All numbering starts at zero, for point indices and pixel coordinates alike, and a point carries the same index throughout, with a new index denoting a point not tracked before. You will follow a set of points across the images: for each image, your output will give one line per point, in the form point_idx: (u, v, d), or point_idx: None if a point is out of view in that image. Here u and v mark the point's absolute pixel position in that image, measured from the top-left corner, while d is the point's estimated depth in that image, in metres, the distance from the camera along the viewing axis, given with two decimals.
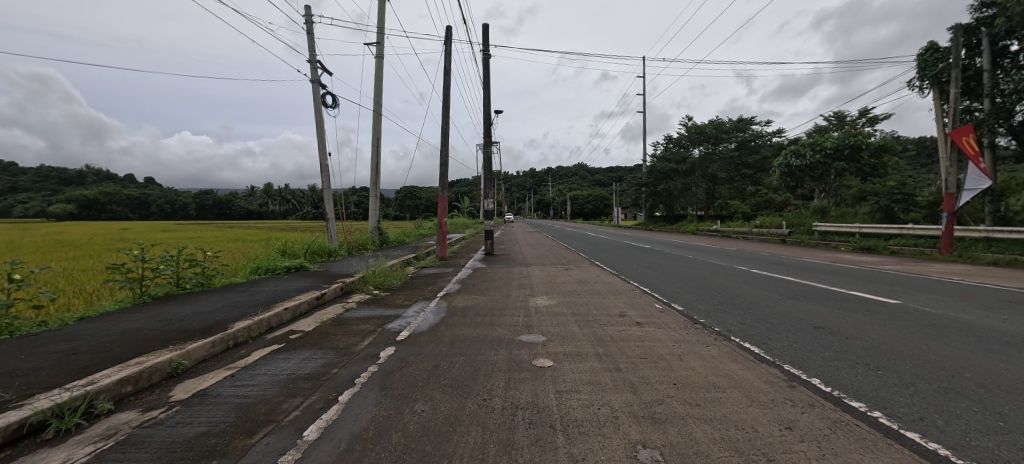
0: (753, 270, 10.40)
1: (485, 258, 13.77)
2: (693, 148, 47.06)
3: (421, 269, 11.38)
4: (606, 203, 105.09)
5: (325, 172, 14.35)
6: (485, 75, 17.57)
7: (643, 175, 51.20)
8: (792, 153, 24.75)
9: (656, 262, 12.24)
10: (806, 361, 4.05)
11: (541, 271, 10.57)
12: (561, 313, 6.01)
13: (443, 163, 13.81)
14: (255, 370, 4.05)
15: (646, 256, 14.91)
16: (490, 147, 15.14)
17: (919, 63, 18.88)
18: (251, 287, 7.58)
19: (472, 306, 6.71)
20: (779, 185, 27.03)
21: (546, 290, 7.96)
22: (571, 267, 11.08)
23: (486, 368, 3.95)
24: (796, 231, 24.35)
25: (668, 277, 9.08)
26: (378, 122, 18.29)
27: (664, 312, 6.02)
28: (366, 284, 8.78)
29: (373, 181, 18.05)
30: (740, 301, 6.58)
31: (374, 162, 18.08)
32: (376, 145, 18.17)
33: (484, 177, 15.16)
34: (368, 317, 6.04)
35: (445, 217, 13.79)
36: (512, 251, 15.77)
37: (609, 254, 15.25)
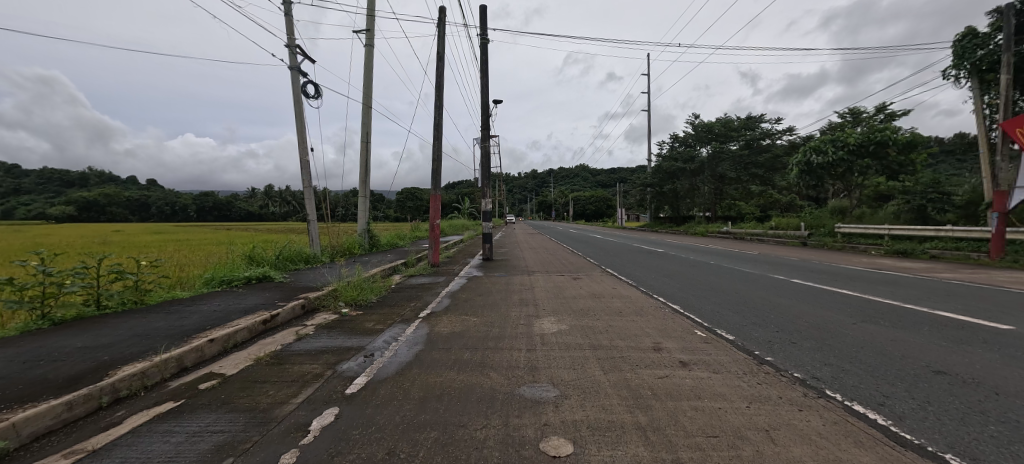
0: (794, 280, 8.89)
1: (482, 264, 12.32)
2: (701, 147, 45.39)
3: (408, 278, 9.92)
4: (608, 204, 103.34)
5: (307, 170, 12.95)
6: (484, 63, 16.10)
7: (648, 175, 49.58)
8: (812, 150, 23.20)
9: (677, 270, 10.78)
10: (972, 444, 2.58)
11: (546, 281, 9.07)
12: (577, 347, 4.52)
13: (435, 158, 12.38)
14: (107, 456, 2.59)
15: (660, 261, 13.49)
16: (488, 140, 13.66)
17: (956, 50, 17.30)
18: (190, 306, 6.15)
19: (459, 333, 5.23)
20: (796, 184, 25.46)
21: (553, 306, 6.51)
22: (580, 276, 9.61)
23: (466, 458, 2.47)
24: (817, 234, 22.81)
25: (700, 290, 7.60)
26: (368, 116, 16.87)
27: (712, 344, 4.55)
28: (335, 301, 6.94)
29: (362, 179, 16.63)
30: (805, 327, 5.11)
31: (364, 160, 16.68)
32: (365, 141, 16.76)
33: (481, 175, 13.71)
34: (321, 351, 4.56)
35: (438, 218, 12.29)
36: (513, 256, 14.32)
37: (620, 260, 13.82)
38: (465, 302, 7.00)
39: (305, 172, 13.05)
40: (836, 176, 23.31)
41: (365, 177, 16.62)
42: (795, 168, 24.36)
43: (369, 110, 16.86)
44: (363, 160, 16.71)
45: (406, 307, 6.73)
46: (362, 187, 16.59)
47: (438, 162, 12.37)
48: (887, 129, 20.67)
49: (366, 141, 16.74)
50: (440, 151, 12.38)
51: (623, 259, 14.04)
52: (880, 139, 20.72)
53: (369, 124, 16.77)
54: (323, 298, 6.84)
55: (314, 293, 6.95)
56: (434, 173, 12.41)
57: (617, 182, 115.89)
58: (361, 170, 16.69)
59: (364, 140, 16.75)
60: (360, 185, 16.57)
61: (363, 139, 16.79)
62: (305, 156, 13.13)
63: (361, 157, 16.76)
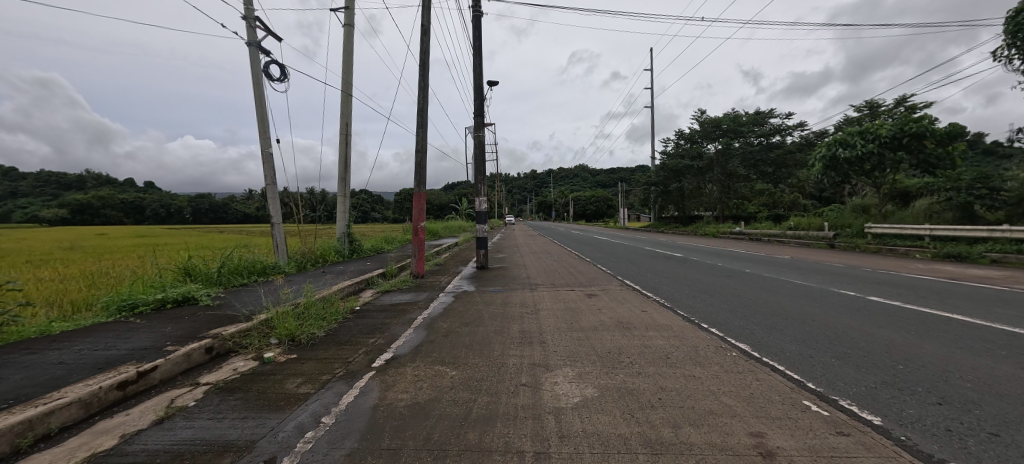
0: (869, 296, 6.96)
1: (475, 275, 10.38)
2: (708, 144, 43.40)
3: (380, 296, 7.96)
4: (609, 205, 101.34)
5: (270, 163, 10.99)
6: (476, 43, 14.15)
7: (653, 173, 47.57)
8: (838, 142, 21.18)
9: (710, 280, 8.91)
10: None
11: (553, 300, 7.09)
12: (621, 448, 2.56)
13: (419, 149, 10.46)
14: None
15: (682, 267, 11.61)
16: (482, 129, 11.73)
17: (1007, 29, 15.40)
18: (37, 352, 4.18)
19: (423, 403, 3.27)
20: (818, 181, 23.48)
21: (566, 346, 4.56)
22: (595, 292, 7.65)
23: None
24: (844, 234, 20.91)
25: (761, 316, 5.71)
26: (348, 106, 14.96)
27: (859, 441, 2.61)
28: (265, 336, 4.97)
29: (342, 176, 14.67)
30: (977, 395, 3.20)
31: (343, 154, 14.73)
32: (345, 133, 14.82)
33: (475, 169, 11.77)
34: (173, 460, 2.58)
35: (423, 220, 10.34)
36: (512, 264, 12.35)
37: (635, 266, 11.96)
38: (444, 338, 5.04)
39: (268, 167, 11.13)
40: (865, 172, 21.31)
41: (345, 174, 14.68)
42: (819, 163, 22.43)
43: (348, 98, 14.94)
44: (342, 154, 14.74)
45: (360, 347, 4.76)
46: (341, 185, 14.65)
47: (422, 153, 10.42)
48: (924, 118, 18.76)
49: (346, 133, 14.79)
50: (424, 140, 10.42)
51: (638, 265, 12.22)
52: (916, 130, 18.80)
53: (350, 114, 14.88)
54: (244, 335, 4.87)
55: (235, 325, 4.98)
56: (418, 165, 10.44)
57: (618, 182, 113.80)
58: (340, 166, 14.72)
59: (344, 133, 14.81)
60: (338, 183, 14.61)
61: (343, 130, 14.85)
62: (269, 147, 11.19)
63: (341, 151, 14.81)
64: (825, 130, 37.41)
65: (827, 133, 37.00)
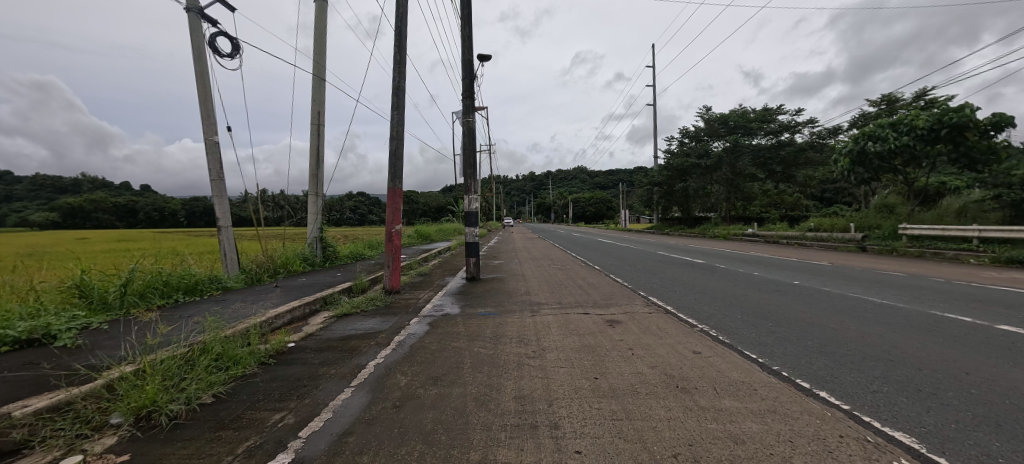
0: (1000, 326, 5.00)
1: (463, 290, 8.46)
2: (715, 142, 41.51)
3: (333, 323, 6.02)
4: (609, 206, 99.43)
5: (216, 155, 9.07)
6: (466, 18, 12.28)
7: (657, 173, 45.70)
8: (867, 136, 19.32)
9: (757, 296, 7.01)
10: None
11: (561, 333, 5.16)
12: None
13: (395, 136, 8.56)
14: None
15: (708, 275, 9.72)
16: (472, 113, 9.83)
17: None
18: None
19: None
20: (842, 178, 21.61)
21: (593, 440, 2.63)
22: (618, 319, 5.72)
23: None
24: (874, 237, 19.12)
25: (881, 366, 3.79)
26: (321, 92, 13.07)
27: None
28: (99, 413, 3.06)
29: (313, 173, 12.74)
30: None
31: (314, 147, 12.82)
32: (318, 123, 12.93)
33: (463, 161, 9.86)
34: None
35: (398, 223, 8.41)
36: (508, 275, 10.44)
37: (652, 274, 10.07)
38: (393, 413, 3.11)
39: (215, 159, 9.23)
40: (896, 169, 19.45)
41: (317, 170, 12.76)
42: (844, 159, 20.49)
43: (321, 82, 13.05)
44: (314, 147, 12.81)
45: (248, 435, 2.84)
46: (312, 183, 12.72)
47: (397, 140, 8.52)
48: (965, 108, 16.84)
49: (319, 123, 12.90)
50: (400, 124, 8.52)
51: (655, 272, 10.35)
52: (958, 121, 16.78)
53: (324, 102, 13.02)
54: (58, 416, 2.96)
55: (47, 397, 3.05)
56: (392, 155, 8.53)
57: (618, 183, 111.98)
58: (311, 161, 12.79)
59: (316, 123, 12.91)
60: (309, 180, 12.68)
61: (315, 119, 12.96)
62: (216, 136, 9.30)
63: (312, 144, 12.88)
64: (838, 127, 35.56)
65: (841, 129, 35.14)
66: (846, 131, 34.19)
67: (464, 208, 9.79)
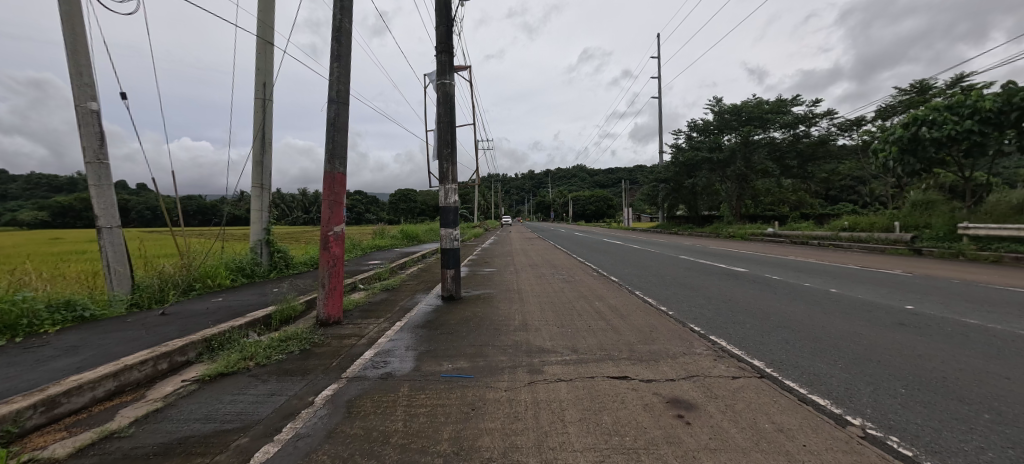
0: None
1: (433, 319, 5.88)
2: (727, 135, 38.84)
3: (183, 399, 3.44)
4: (610, 205, 96.71)
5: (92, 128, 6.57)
6: None
7: (664, 169, 43.07)
8: (918, 121, 16.69)
9: (884, 339, 4.48)
10: None
11: (587, 440, 2.59)
12: None
13: (333, 97, 5.96)
14: None
15: (768, 292, 7.17)
16: (449, 74, 7.23)
17: None
18: None
19: None
20: (884, 170, 18.97)
21: None
22: (686, 398, 3.14)
23: None
24: (925, 239, 16.56)
25: None
26: (267, 58, 10.42)
27: None
28: None
29: (257, 160, 10.15)
30: None
31: (258, 127, 10.21)
32: (263, 98, 10.33)
33: (437, 138, 7.25)
34: None
35: (338, 224, 5.84)
36: (500, 291, 7.86)
37: (692, 290, 7.53)
38: None
39: (93, 135, 6.69)
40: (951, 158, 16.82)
41: (261, 157, 10.15)
42: (890, 148, 17.87)
43: (267, 46, 10.43)
44: (257, 127, 10.20)
45: None
46: (256, 173, 10.13)
47: (336, 105, 5.95)
48: None
49: (263, 97, 10.29)
50: (339, 80, 5.94)
51: (696, 287, 7.82)
52: None
53: (270, 71, 10.40)
54: None
55: None
56: (330, 126, 5.94)
57: (620, 181, 109.19)
58: (255, 144, 10.20)
59: (260, 97, 10.29)
60: (251, 169, 10.09)
61: (259, 92, 10.31)
62: (95, 102, 6.76)
63: (254, 123, 10.24)
64: (862, 118, 32.82)
65: (864, 120, 32.43)
66: (871, 122, 31.49)
67: (439, 202, 7.20)
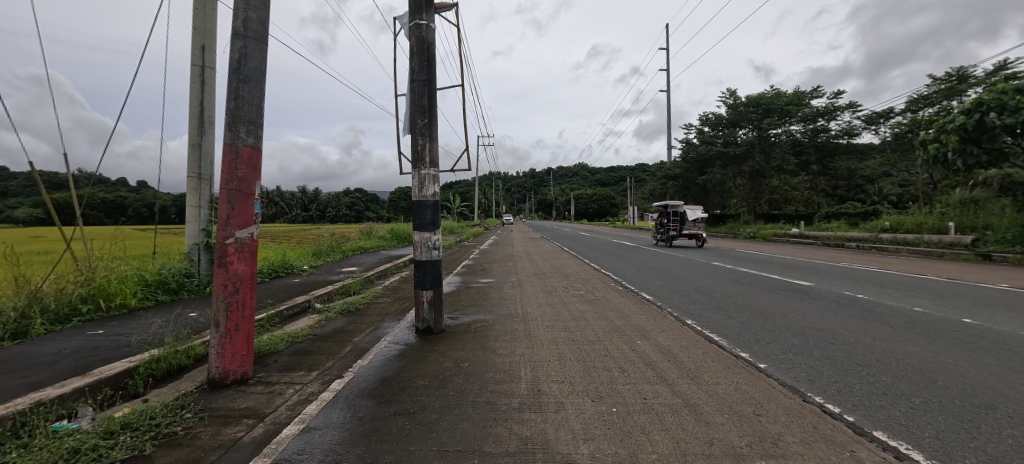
0: None
1: (391, 376, 3.76)
2: (743, 129, 36.55)
3: None
4: (614, 204, 94.24)
5: None
6: None
7: (673, 165, 40.79)
8: (983, 106, 14.43)
9: None
10: None
11: None
12: None
13: (238, 29, 3.83)
14: None
15: (879, 325, 5.01)
16: (425, 11, 5.07)
17: None
18: None
19: None
20: (936, 163, 16.66)
21: None
22: None
23: None
24: (991, 241, 14.26)
25: None
26: (207, 14, 8.22)
27: None
28: None
29: (193, 143, 8.04)
30: None
31: (195, 102, 8.09)
32: (202, 65, 8.18)
33: (409, 105, 5.11)
34: None
35: (240, 225, 3.70)
36: (498, 317, 5.72)
37: (764, 318, 5.39)
38: None
39: None
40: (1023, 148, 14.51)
41: (199, 139, 8.06)
42: (948, 138, 15.61)
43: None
44: (193, 102, 8.07)
45: None
46: (193, 159, 8.04)
47: (241, 42, 3.82)
48: None
49: (203, 65, 8.16)
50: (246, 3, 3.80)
51: (767, 313, 5.64)
52: None
53: (211, 31, 8.22)
54: None
55: None
56: (234, 74, 3.80)
57: (624, 180, 106.70)
58: (191, 123, 8.09)
59: (198, 64, 8.16)
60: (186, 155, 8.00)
61: (196, 58, 8.16)
62: None
63: (190, 96, 8.10)
64: (890, 110, 30.50)
65: (893, 113, 30.11)
66: (900, 114, 29.20)
67: (412, 196, 5.07)
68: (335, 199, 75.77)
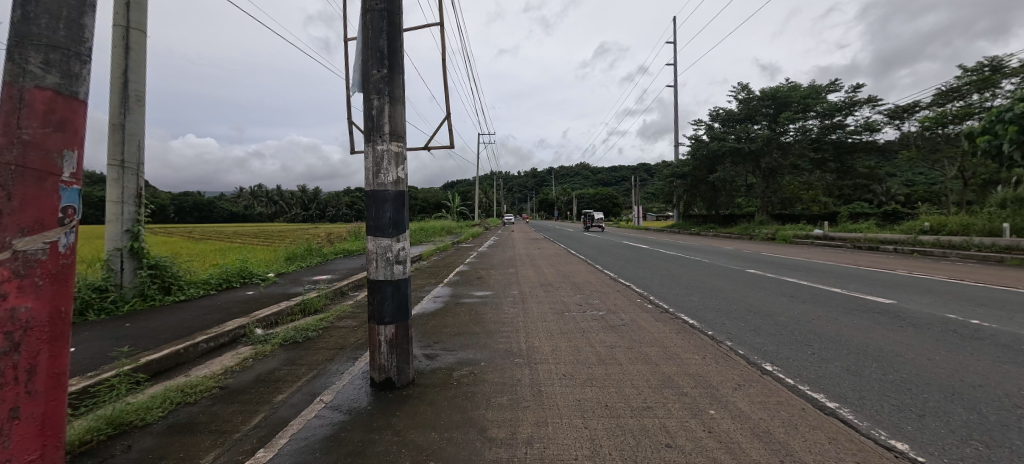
0: None
1: None
2: (756, 125, 34.88)
3: None
4: (616, 204, 92.73)
5: None
6: None
7: (681, 163, 39.09)
8: None
9: None
10: None
11: None
12: None
13: None
14: None
15: None
16: None
17: None
18: None
19: None
20: (987, 157, 14.94)
21: None
22: None
23: None
24: None
25: None
26: None
27: None
28: None
29: (114, 124, 6.43)
30: None
31: (117, 72, 6.46)
32: (127, 26, 6.52)
33: (360, 51, 3.46)
34: None
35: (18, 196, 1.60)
36: (491, 356, 4.07)
37: (880, 366, 3.70)
38: None
39: None
40: None
41: (122, 119, 6.46)
42: (1002, 129, 13.93)
43: None
44: (115, 73, 6.45)
45: None
46: (113, 144, 6.41)
47: None
48: None
49: (129, 27, 6.53)
50: None
51: (877, 354, 3.95)
52: None
53: None
54: None
55: None
56: None
57: (627, 180, 105.00)
58: (112, 99, 6.46)
59: (121, 25, 6.50)
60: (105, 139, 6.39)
61: (120, 18, 6.50)
62: None
63: (112, 65, 6.47)
64: (914, 104, 28.71)
65: (918, 106, 28.33)
66: (926, 108, 27.45)
67: (364, 184, 3.40)
68: (333, 198, 74.32)
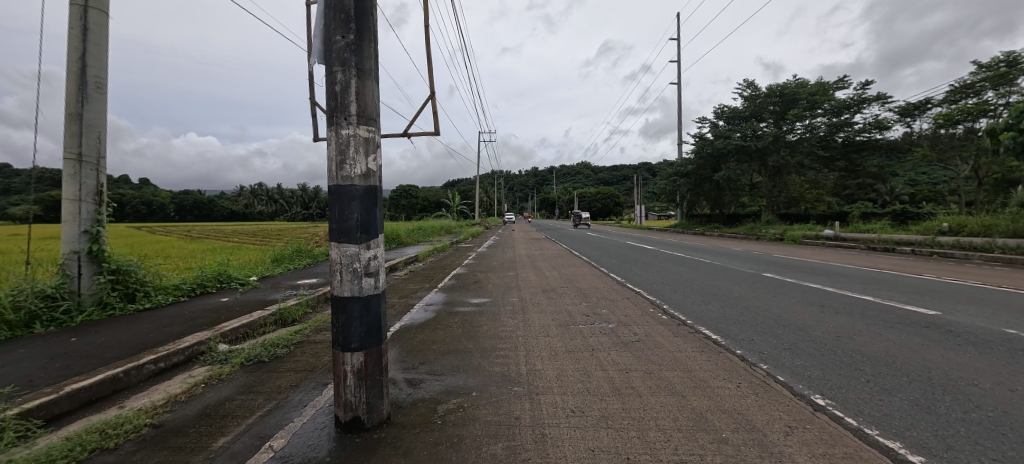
0: None
1: None
2: (762, 123, 34.16)
3: None
4: (618, 203, 91.93)
5: None
6: None
7: (686, 161, 38.37)
8: None
9: None
10: None
11: None
12: None
13: None
14: None
15: None
16: None
17: None
18: None
19: None
20: (1011, 154, 14.20)
21: None
22: None
23: None
24: None
25: None
26: None
27: None
28: None
29: (70, 114, 5.80)
30: None
31: (74, 55, 5.83)
32: (85, 5, 5.88)
33: (323, 15, 2.82)
34: None
35: None
36: (484, 383, 3.43)
37: (956, 400, 3.04)
38: None
39: None
40: None
41: (79, 109, 5.82)
42: None
43: None
44: (71, 57, 5.81)
45: None
46: (69, 136, 5.77)
47: None
48: None
49: (86, 5, 5.89)
50: None
51: (947, 384, 3.29)
52: None
53: None
54: None
55: None
56: None
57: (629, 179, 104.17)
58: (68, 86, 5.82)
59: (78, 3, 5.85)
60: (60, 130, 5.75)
61: None
62: None
63: (69, 49, 5.84)
64: (926, 101, 27.96)
65: (930, 103, 27.57)
66: (938, 105, 26.71)
67: (327, 179, 2.76)
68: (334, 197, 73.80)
